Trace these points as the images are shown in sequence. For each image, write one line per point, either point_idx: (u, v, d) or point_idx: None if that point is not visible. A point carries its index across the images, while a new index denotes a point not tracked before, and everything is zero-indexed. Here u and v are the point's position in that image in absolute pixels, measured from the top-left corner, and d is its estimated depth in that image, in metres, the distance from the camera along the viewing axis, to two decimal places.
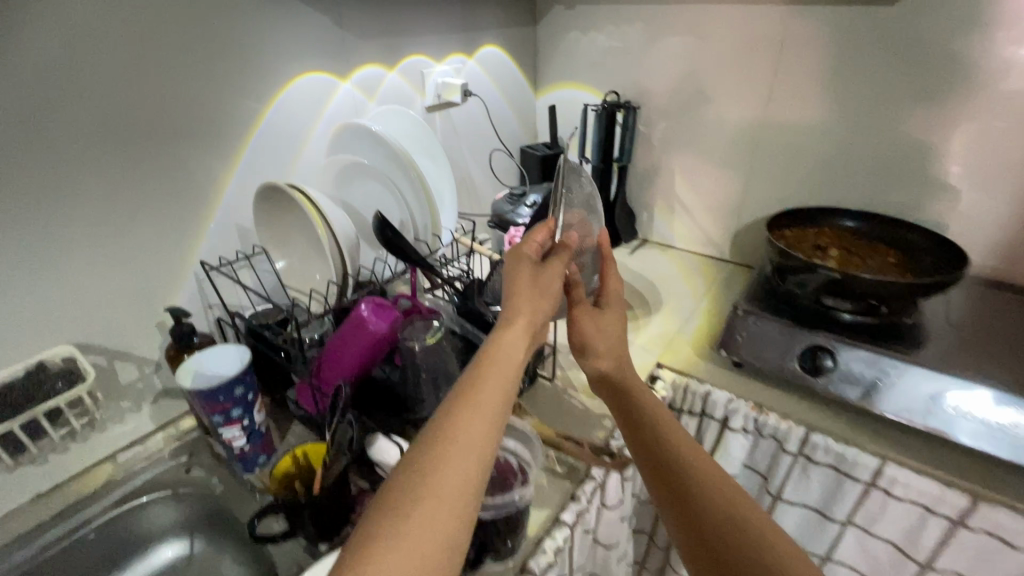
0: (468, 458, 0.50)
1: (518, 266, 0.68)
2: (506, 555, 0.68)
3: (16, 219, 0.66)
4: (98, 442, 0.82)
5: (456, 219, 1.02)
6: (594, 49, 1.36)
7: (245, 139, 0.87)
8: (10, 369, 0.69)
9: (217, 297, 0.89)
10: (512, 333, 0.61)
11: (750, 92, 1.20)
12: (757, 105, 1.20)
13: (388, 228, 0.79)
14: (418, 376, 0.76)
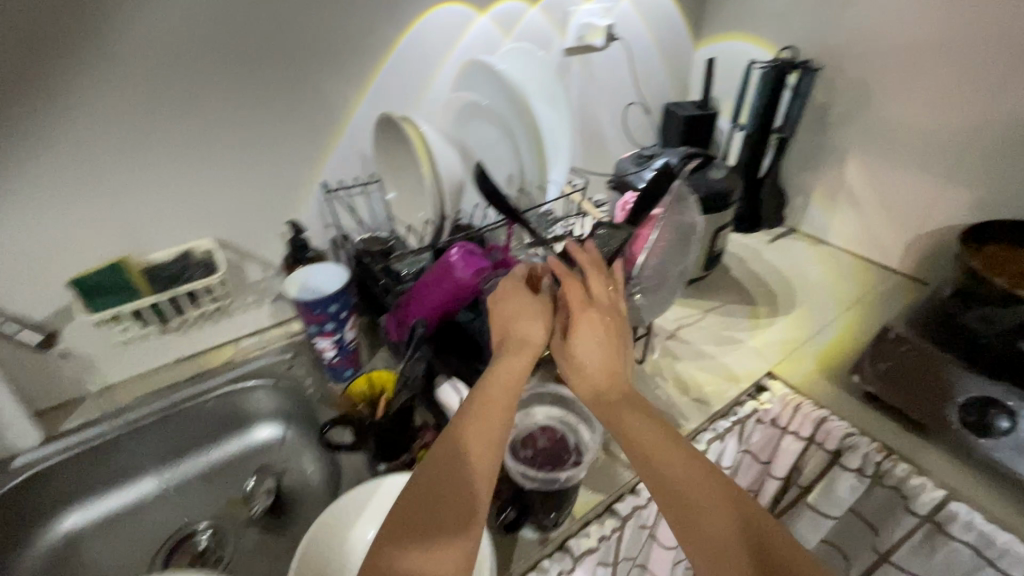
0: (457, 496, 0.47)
1: (496, 308, 0.63)
2: (546, 528, 0.65)
3: (176, 122, 0.75)
4: (228, 326, 0.95)
5: (566, 173, 0.96)
6: None
7: (377, 67, 0.88)
8: (166, 253, 0.82)
9: (334, 217, 0.95)
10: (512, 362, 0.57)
11: (981, 60, 0.92)
12: (986, 78, 0.92)
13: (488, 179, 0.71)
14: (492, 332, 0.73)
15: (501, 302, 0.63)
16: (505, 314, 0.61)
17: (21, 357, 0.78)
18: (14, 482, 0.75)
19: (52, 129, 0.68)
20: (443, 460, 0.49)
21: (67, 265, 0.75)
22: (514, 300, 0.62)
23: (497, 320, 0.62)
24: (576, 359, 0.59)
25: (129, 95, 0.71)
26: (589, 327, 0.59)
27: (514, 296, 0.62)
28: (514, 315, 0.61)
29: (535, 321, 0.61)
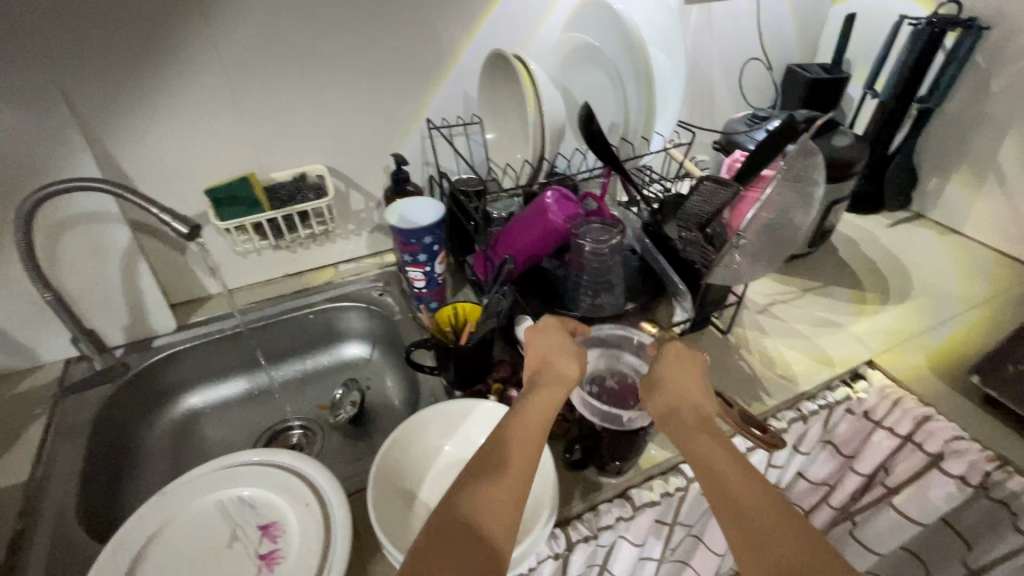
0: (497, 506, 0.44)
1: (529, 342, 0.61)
2: (610, 473, 0.67)
3: (303, 51, 0.81)
4: (330, 250, 1.03)
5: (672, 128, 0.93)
6: None
7: (490, 4, 0.87)
8: (285, 174, 0.89)
9: (434, 155, 0.98)
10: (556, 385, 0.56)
11: None
12: None
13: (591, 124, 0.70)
14: (579, 276, 0.74)
15: (533, 338, 0.61)
16: (546, 346, 0.60)
17: (163, 255, 0.89)
18: (156, 358, 0.87)
19: (201, 48, 0.75)
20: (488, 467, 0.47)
21: (203, 176, 0.84)
22: (552, 334, 0.61)
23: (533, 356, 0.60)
24: (656, 380, 0.57)
25: (266, 20, 0.76)
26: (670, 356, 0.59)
27: (553, 333, 0.61)
28: (554, 349, 0.60)
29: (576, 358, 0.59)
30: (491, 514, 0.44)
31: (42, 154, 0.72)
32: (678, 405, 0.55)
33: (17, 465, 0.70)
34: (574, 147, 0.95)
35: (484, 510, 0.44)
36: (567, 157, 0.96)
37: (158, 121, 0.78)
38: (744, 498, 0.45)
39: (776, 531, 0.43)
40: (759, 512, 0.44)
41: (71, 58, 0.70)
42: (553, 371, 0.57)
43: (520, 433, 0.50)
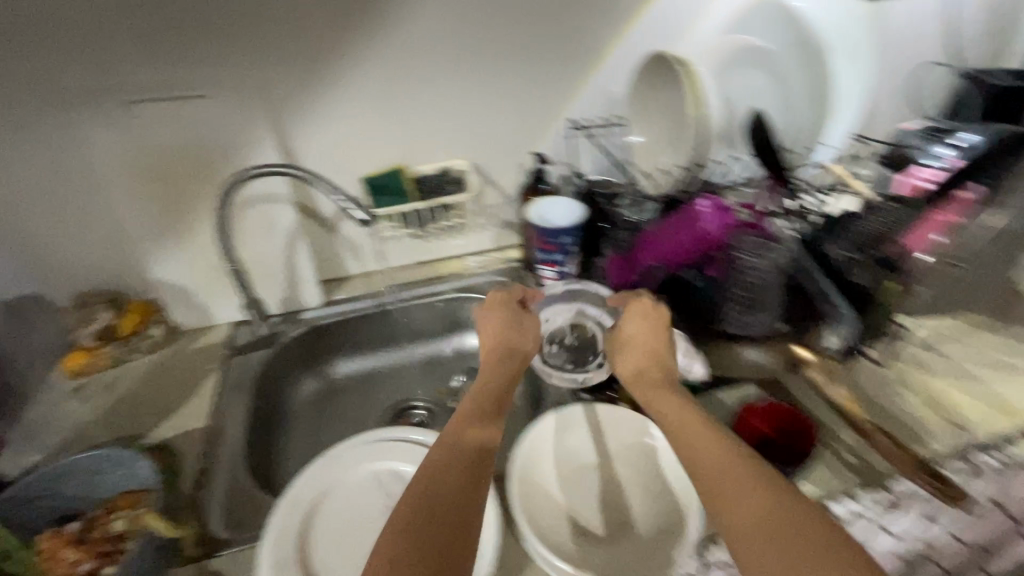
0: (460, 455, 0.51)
1: (482, 320, 0.72)
2: None
3: (460, 50, 0.84)
4: (459, 243, 1.06)
5: (846, 138, 0.90)
6: None
7: (645, 4, 0.84)
8: (431, 167, 0.93)
9: (570, 156, 0.98)
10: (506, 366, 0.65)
11: None
12: None
13: (761, 131, 0.75)
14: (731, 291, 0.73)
15: (481, 315, 0.73)
16: (496, 331, 0.70)
17: (318, 236, 0.97)
18: (307, 327, 0.95)
19: (375, 46, 0.80)
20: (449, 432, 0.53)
21: (361, 166, 0.90)
22: (505, 319, 0.71)
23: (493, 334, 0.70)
24: (622, 339, 0.69)
25: (433, 20, 0.80)
26: (631, 316, 0.70)
27: (506, 315, 0.72)
28: (512, 321, 0.71)
29: (530, 331, 0.71)
30: (466, 438, 0.52)
31: (237, 139, 0.81)
32: (642, 364, 0.65)
33: (199, 411, 0.80)
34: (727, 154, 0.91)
35: (448, 451, 0.51)
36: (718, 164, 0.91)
37: (331, 112, 0.84)
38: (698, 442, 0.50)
39: (710, 443, 0.50)
40: (700, 434, 0.51)
41: (269, 53, 0.77)
42: (508, 343, 0.69)
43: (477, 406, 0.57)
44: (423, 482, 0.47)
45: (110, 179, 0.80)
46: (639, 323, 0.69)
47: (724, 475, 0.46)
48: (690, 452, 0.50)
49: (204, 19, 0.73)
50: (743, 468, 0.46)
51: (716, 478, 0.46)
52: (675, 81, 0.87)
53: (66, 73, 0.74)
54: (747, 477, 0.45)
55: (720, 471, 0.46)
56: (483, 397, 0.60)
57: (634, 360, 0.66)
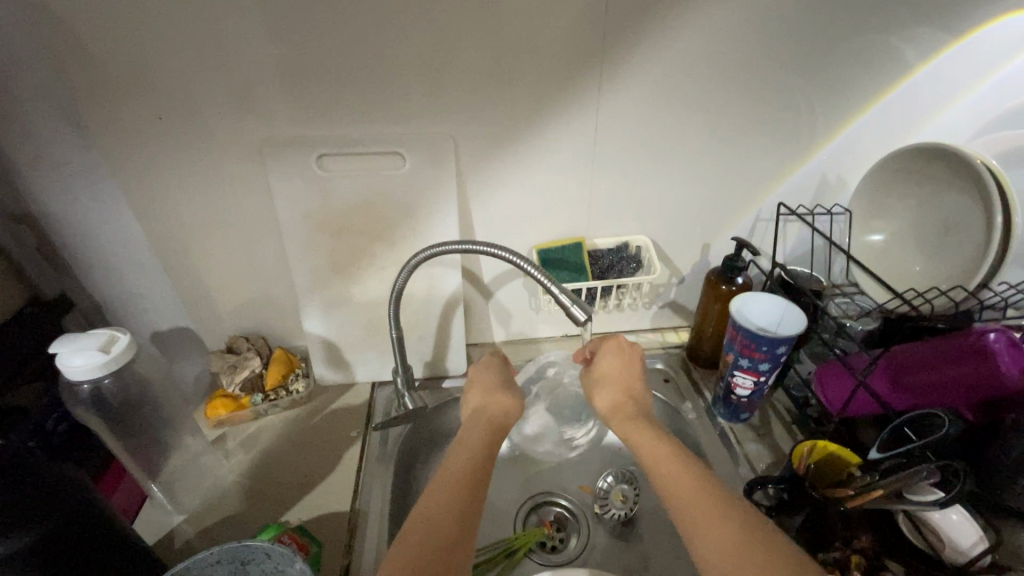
0: (450, 486, 0.53)
1: (477, 369, 0.72)
2: None
3: (668, 120, 0.74)
4: (615, 319, 0.94)
5: None
6: None
7: (887, 90, 0.75)
8: (609, 240, 0.84)
9: (771, 240, 0.86)
10: (494, 400, 0.67)
11: None
12: None
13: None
14: None
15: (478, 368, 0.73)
16: (481, 377, 0.70)
17: (470, 299, 0.90)
18: (446, 398, 0.86)
19: (579, 112, 0.72)
20: (445, 469, 0.56)
21: (536, 233, 0.83)
22: (489, 365, 0.73)
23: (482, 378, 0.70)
24: (599, 375, 0.70)
25: (649, 90, 0.71)
26: (606, 352, 0.72)
27: (494, 363, 0.73)
28: (502, 371, 0.72)
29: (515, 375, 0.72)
30: (454, 471, 0.55)
31: (421, 199, 0.75)
32: (618, 398, 0.66)
33: (340, 489, 0.73)
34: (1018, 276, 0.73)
35: (442, 485, 0.53)
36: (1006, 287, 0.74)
37: (515, 175, 0.77)
38: (667, 472, 0.53)
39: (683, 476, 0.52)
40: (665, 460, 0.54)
41: (469, 113, 0.71)
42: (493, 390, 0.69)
43: (470, 442, 0.59)
44: (420, 519, 0.49)
45: (285, 233, 0.75)
46: (613, 360, 0.70)
47: (699, 504, 0.49)
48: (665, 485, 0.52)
49: (413, 77, 0.67)
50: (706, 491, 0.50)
51: (695, 516, 0.48)
52: (935, 175, 0.71)
53: (261, 125, 0.69)
54: (723, 512, 0.48)
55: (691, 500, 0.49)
56: (471, 435, 0.61)
57: (609, 396, 0.67)
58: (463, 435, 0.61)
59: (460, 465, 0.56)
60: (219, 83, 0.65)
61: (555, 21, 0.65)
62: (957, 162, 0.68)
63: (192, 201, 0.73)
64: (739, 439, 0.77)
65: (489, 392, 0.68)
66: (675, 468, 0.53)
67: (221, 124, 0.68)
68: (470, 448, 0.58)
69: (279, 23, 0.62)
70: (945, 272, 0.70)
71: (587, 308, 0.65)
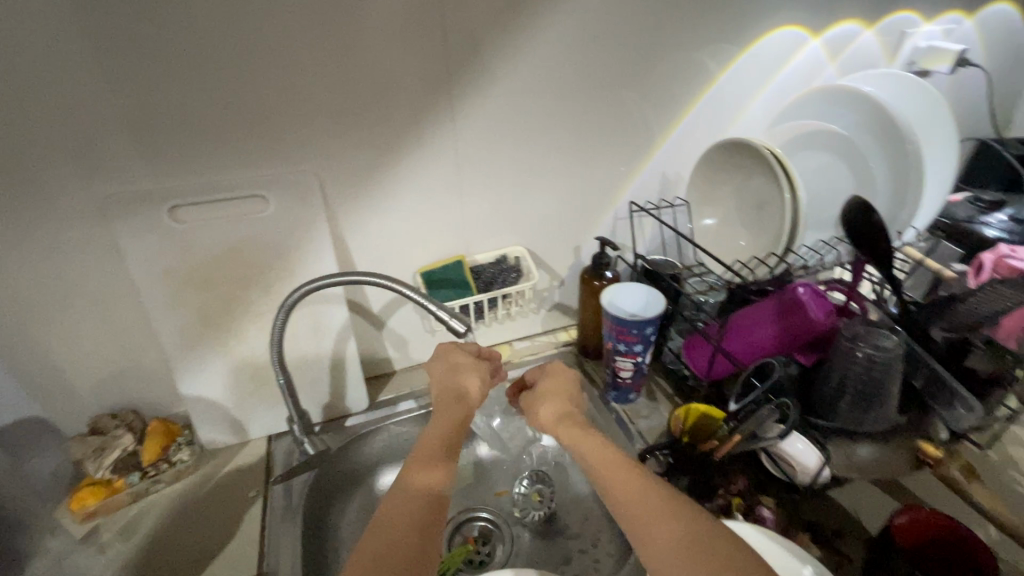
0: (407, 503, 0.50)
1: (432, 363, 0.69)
2: None
3: (525, 136, 0.80)
4: (509, 328, 0.99)
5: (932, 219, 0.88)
6: None
7: (700, 94, 0.87)
8: (488, 254, 0.89)
9: (630, 236, 0.96)
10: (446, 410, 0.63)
11: None
12: None
13: (873, 220, 0.69)
14: (848, 386, 0.66)
15: (432, 361, 0.70)
16: (436, 376, 0.67)
17: (362, 330, 0.89)
18: (350, 436, 0.84)
19: (442, 137, 0.76)
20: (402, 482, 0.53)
21: (415, 258, 0.85)
22: (450, 358, 0.69)
23: (441, 378, 0.67)
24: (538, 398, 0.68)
25: (501, 111, 0.77)
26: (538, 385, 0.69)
27: (458, 354, 0.70)
28: (456, 364, 0.69)
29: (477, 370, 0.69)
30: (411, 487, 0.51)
31: (293, 239, 0.74)
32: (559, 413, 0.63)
33: (247, 553, 0.69)
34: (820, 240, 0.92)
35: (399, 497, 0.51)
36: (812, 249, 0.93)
37: (388, 205, 0.79)
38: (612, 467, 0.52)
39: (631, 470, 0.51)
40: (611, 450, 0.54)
41: (332, 149, 0.72)
42: (453, 389, 0.66)
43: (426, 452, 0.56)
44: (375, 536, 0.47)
45: (143, 294, 0.70)
46: (549, 386, 0.68)
47: (645, 503, 0.47)
48: (610, 474, 0.51)
49: (266, 118, 0.67)
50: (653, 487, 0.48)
51: (637, 512, 0.47)
52: (748, 164, 0.84)
53: (101, 182, 0.64)
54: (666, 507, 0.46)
55: (631, 489, 0.48)
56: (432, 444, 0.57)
57: (556, 406, 0.65)
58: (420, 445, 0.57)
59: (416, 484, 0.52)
60: (43, 142, 0.60)
61: (403, 56, 0.69)
62: (753, 151, 0.82)
63: (21, 271, 0.66)
64: (632, 418, 0.84)
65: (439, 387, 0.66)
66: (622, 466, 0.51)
67: (49, 185, 0.63)
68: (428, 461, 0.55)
69: (105, 75, 0.59)
70: (762, 242, 0.85)
71: (466, 319, 0.71)
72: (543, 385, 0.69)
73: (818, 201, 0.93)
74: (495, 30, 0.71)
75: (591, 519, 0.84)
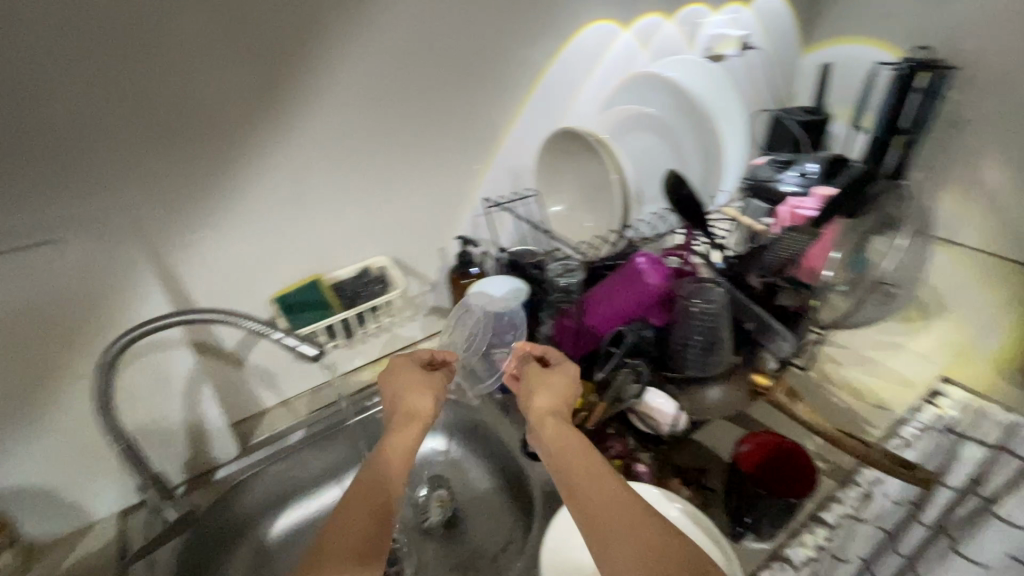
0: (357, 516, 0.48)
1: (404, 375, 0.68)
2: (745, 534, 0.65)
3: (365, 142, 0.78)
4: (387, 341, 0.96)
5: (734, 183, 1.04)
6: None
7: (533, 87, 0.91)
8: (347, 270, 0.86)
9: (490, 231, 0.98)
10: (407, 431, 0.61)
11: None
12: None
13: (683, 188, 0.77)
14: (689, 338, 0.74)
15: (401, 373, 0.68)
16: (401, 388, 0.66)
17: (219, 372, 0.81)
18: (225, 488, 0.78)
19: (276, 154, 0.72)
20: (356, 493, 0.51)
21: (268, 284, 0.79)
22: (415, 373, 0.68)
23: (408, 392, 0.66)
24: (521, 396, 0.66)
25: (334, 121, 0.74)
26: (524, 379, 0.68)
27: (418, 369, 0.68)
28: (425, 379, 0.67)
29: (438, 385, 0.68)
30: (361, 499, 0.50)
31: (108, 286, 0.65)
32: (541, 410, 0.62)
33: None
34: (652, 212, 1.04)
35: (346, 514, 0.49)
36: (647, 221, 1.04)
37: (223, 233, 0.72)
38: (582, 475, 0.51)
39: (602, 480, 0.50)
40: (585, 455, 0.53)
41: (141, 180, 0.64)
42: (420, 406, 0.64)
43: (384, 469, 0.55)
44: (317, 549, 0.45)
45: None
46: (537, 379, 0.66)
47: (611, 517, 0.46)
48: (582, 482, 0.50)
49: (45, 153, 0.57)
50: (621, 497, 0.48)
51: (604, 523, 0.46)
52: (585, 150, 0.92)
53: None
54: (632, 518, 0.46)
55: (601, 504, 0.47)
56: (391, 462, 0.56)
57: (543, 400, 0.63)
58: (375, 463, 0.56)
59: (365, 501, 0.50)
60: None
61: (208, 72, 0.63)
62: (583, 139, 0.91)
63: None
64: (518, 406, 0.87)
65: (408, 401, 0.64)
66: (595, 477, 0.50)
67: None
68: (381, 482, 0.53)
69: None
70: (605, 220, 0.94)
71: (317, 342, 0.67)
72: (526, 381, 0.67)
73: (649, 178, 1.04)
74: (311, 37, 0.68)
75: (493, 512, 0.85)
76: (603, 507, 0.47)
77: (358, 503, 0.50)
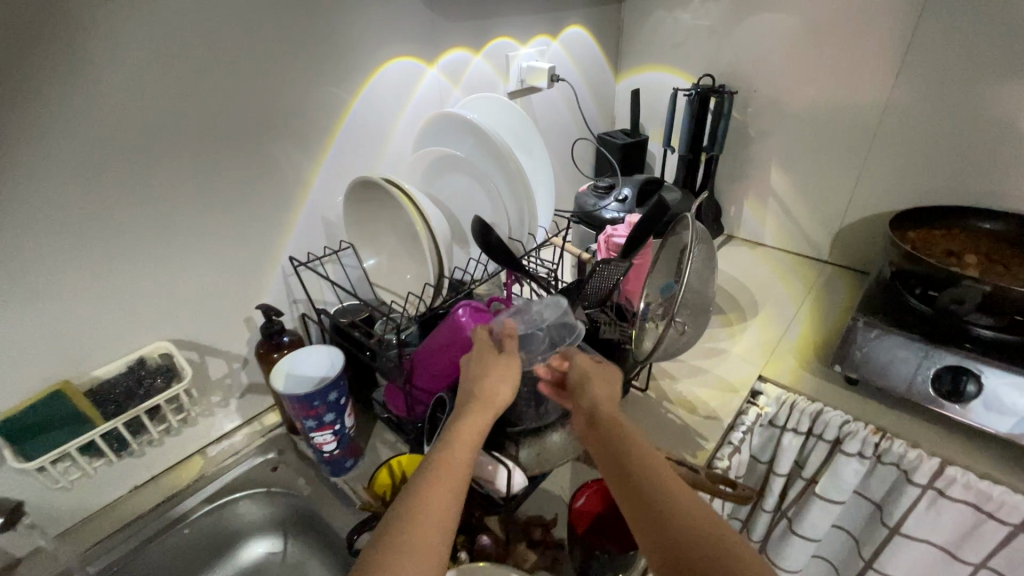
0: (431, 512, 0.44)
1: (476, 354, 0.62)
2: None
3: (111, 212, 0.64)
4: (191, 436, 0.81)
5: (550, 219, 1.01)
6: (676, 28, 1.22)
7: (334, 130, 0.84)
8: (113, 366, 0.69)
9: (305, 292, 0.88)
10: (474, 415, 0.55)
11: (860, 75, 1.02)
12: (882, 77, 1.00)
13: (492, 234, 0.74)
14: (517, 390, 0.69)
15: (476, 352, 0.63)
16: (473, 367, 0.61)
17: None
18: None
19: None
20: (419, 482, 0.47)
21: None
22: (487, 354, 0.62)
23: (474, 372, 0.60)
24: (581, 379, 0.63)
25: (56, 193, 0.59)
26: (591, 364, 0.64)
27: (488, 350, 0.63)
28: (490, 361, 0.61)
29: (509, 365, 0.62)
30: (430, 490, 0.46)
31: None
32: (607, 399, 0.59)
33: None
34: (466, 256, 0.97)
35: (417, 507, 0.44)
36: (463, 267, 0.97)
37: None
38: (648, 470, 0.49)
39: (681, 490, 0.46)
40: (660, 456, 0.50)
41: None
42: (486, 387, 0.58)
43: (452, 451, 0.50)
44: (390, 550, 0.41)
45: None
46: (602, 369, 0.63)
47: (691, 527, 0.43)
48: (658, 479, 0.48)
49: None
50: (701, 510, 0.45)
51: (686, 528, 0.43)
52: (388, 196, 0.82)
53: None
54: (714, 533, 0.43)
55: (691, 514, 0.44)
56: (458, 444, 0.51)
57: (608, 391, 0.60)
58: (442, 444, 0.51)
59: (436, 496, 0.46)
60: None
61: None
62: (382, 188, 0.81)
63: None
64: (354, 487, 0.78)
65: (474, 381, 0.59)
66: (677, 487, 0.47)
67: None
68: (449, 472, 0.48)
69: None
70: (421, 271, 0.86)
71: None
72: (590, 370, 0.63)
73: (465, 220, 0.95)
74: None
75: None
76: (682, 515, 0.44)
77: (429, 495, 0.45)
